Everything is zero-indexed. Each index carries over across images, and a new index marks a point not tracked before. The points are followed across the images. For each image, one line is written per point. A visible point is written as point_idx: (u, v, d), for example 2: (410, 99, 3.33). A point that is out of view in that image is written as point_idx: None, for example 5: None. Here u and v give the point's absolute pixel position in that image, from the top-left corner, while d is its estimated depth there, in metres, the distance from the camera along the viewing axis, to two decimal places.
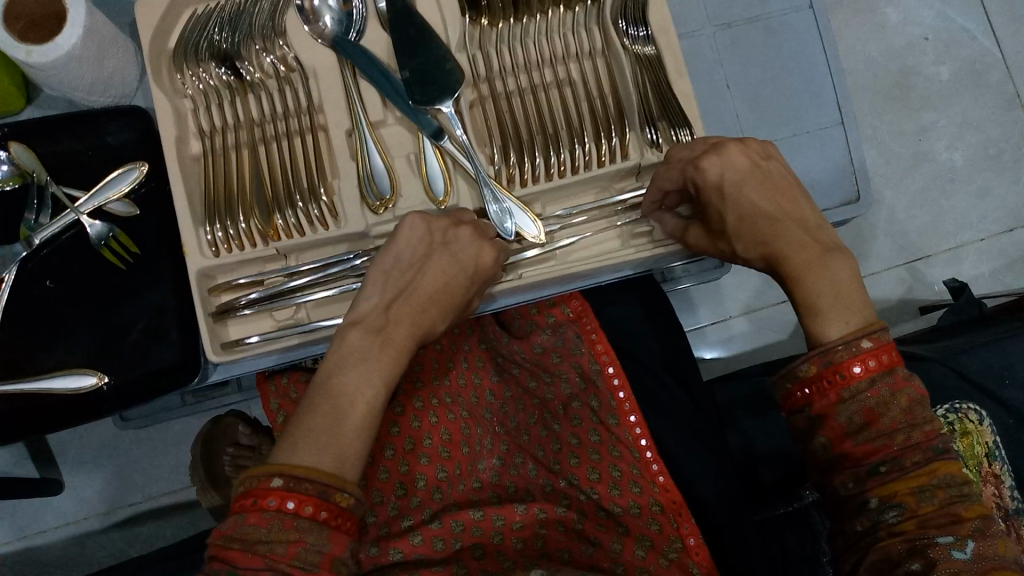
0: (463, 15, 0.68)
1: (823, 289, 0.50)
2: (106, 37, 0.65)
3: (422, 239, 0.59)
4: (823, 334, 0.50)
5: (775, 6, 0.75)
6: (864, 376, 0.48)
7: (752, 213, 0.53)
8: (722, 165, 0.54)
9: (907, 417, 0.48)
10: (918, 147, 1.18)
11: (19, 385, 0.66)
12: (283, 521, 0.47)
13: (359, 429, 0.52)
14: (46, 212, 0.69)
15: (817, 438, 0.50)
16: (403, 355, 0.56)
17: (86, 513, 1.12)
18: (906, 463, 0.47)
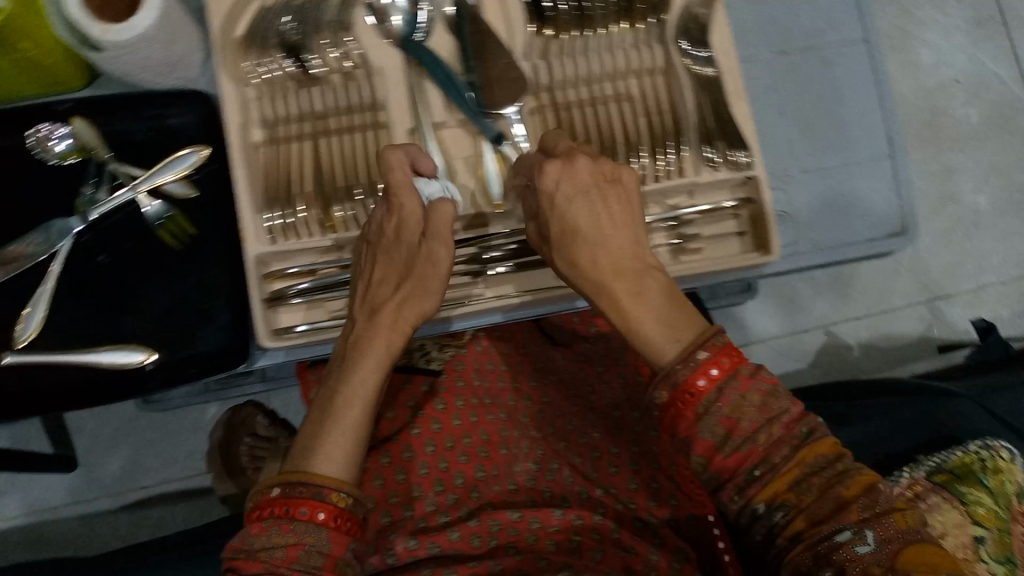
0: (529, 25, 0.69)
1: (643, 309, 0.53)
2: (179, 22, 0.65)
3: (368, 245, 0.63)
4: (662, 352, 0.52)
5: (832, 37, 0.76)
6: (710, 387, 0.49)
7: (570, 227, 0.55)
8: (559, 175, 0.56)
9: (765, 413, 0.49)
10: (944, 188, 1.19)
11: (67, 356, 0.68)
12: (281, 525, 0.52)
13: (351, 427, 0.57)
14: (104, 185, 0.70)
15: (692, 460, 0.50)
16: (385, 348, 0.60)
17: (95, 494, 1.12)
18: (776, 460, 0.48)
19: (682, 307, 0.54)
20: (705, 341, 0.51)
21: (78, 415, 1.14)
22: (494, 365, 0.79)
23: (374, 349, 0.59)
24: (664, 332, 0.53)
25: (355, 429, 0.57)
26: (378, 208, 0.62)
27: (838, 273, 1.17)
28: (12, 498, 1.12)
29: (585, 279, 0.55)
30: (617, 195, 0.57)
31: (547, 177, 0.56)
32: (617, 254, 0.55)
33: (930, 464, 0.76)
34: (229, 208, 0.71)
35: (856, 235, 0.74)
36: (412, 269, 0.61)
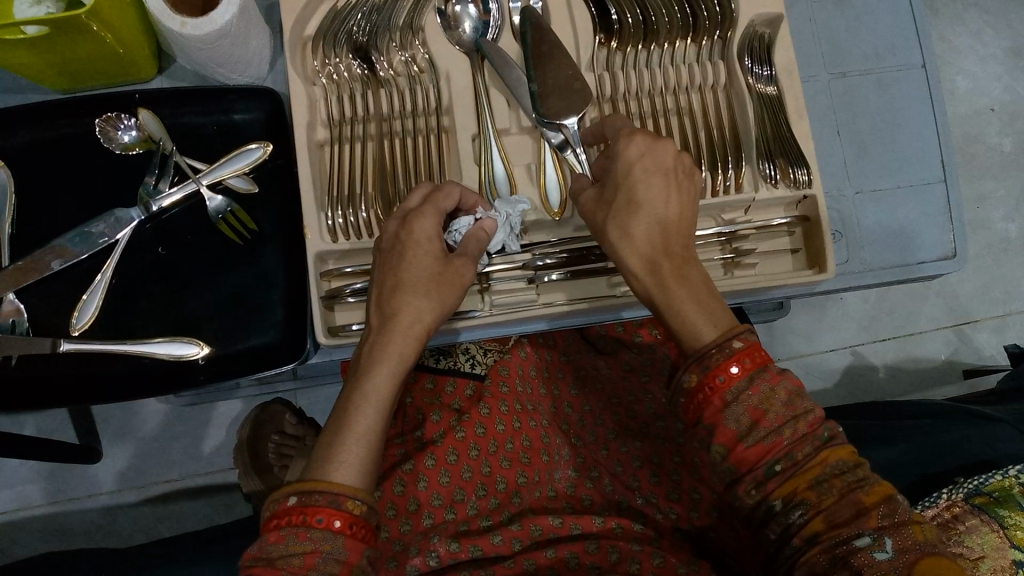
0: (595, 35, 0.71)
1: (681, 290, 0.50)
2: (252, 18, 0.66)
3: (393, 237, 0.59)
4: (701, 334, 0.49)
5: (890, 61, 0.78)
6: (741, 376, 0.46)
7: (638, 197, 0.54)
8: (644, 151, 0.55)
9: (790, 409, 0.46)
10: (975, 214, 1.19)
11: (123, 346, 0.68)
12: (297, 534, 0.47)
13: (365, 435, 0.51)
14: (166, 178, 0.70)
15: (711, 449, 0.47)
16: (403, 349, 0.55)
17: (117, 487, 1.10)
18: (798, 457, 0.45)
19: (720, 299, 0.51)
20: (745, 331, 0.48)
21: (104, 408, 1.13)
22: (537, 371, 0.77)
23: (390, 355, 0.54)
24: (704, 315, 0.49)
25: (370, 435, 0.51)
26: (390, 222, 0.60)
27: (868, 295, 1.17)
28: (36, 488, 1.10)
29: (635, 254, 0.53)
30: (686, 179, 0.56)
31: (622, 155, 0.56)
32: (668, 235, 0.53)
33: (969, 486, 0.73)
34: (288, 205, 0.72)
35: (908, 256, 0.75)
36: (431, 275, 0.57)
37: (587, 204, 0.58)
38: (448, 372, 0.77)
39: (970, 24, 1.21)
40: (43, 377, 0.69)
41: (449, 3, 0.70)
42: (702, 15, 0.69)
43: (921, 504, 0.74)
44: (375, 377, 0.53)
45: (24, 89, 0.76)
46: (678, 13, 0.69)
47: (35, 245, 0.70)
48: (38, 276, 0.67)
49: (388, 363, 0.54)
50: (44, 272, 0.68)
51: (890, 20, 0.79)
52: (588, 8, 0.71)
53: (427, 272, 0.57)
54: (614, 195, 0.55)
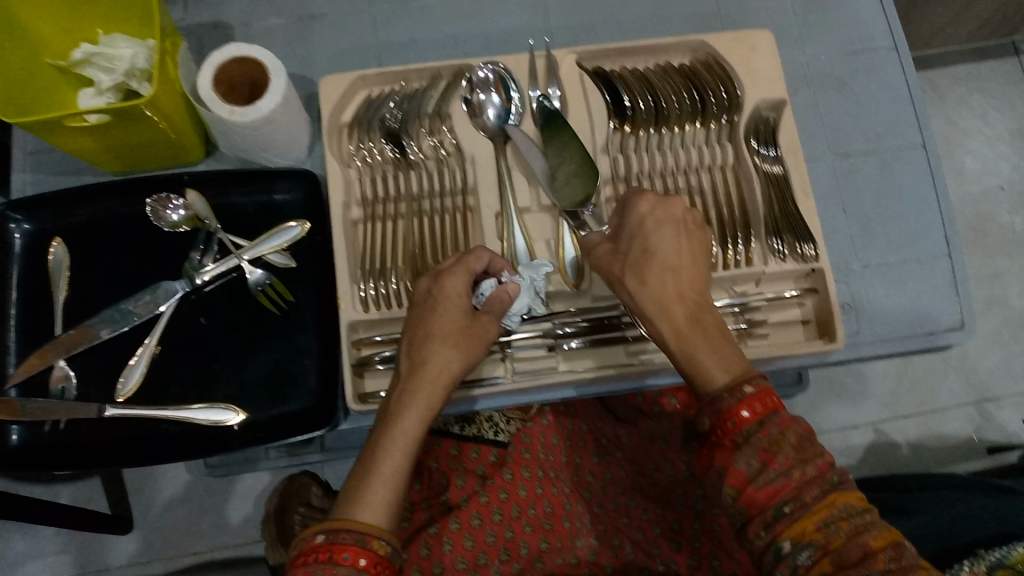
0: (610, 121, 0.76)
1: (695, 336, 0.53)
2: (292, 105, 0.72)
3: (426, 290, 0.63)
4: (714, 379, 0.51)
5: (892, 141, 0.83)
6: (752, 419, 0.49)
7: (653, 247, 0.58)
8: (656, 205, 0.60)
9: (800, 453, 0.48)
10: (992, 290, 1.20)
11: (166, 412, 0.71)
12: (323, 570, 0.48)
13: (391, 475, 0.53)
14: (211, 253, 0.76)
15: (723, 491, 0.49)
16: (432, 395, 0.58)
17: (146, 559, 1.10)
18: (807, 499, 0.46)
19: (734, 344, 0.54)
20: (756, 377, 0.50)
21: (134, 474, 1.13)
22: (559, 439, 0.80)
23: (421, 400, 0.57)
24: (717, 360, 0.52)
25: (396, 476, 0.53)
26: (422, 279, 0.64)
27: (887, 371, 1.17)
28: (66, 559, 1.10)
29: (651, 301, 0.56)
30: (695, 233, 0.60)
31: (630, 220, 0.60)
32: (683, 284, 0.57)
33: (992, 557, 0.70)
34: (323, 277, 0.76)
35: (917, 327, 0.77)
36: (459, 328, 0.61)
37: (599, 259, 0.61)
38: (473, 439, 0.81)
39: (976, 108, 1.26)
40: (88, 440, 0.73)
41: (474, 92, 0.77)
42: (711, 101, 0.75)
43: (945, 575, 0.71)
44: (408, 418, 0.56)
45: (82, 171, 0.83)
46: (687, 99, 0.75)
47: (86, 315, 0.75)
48: (91, 343, 0.73)
49: (418, 405, 0.57)
50: (95, 339, 0.72)
51: (889, 104, 0.84)
52: (602, 94, 0.76)
53: (455, 324, 0.61)
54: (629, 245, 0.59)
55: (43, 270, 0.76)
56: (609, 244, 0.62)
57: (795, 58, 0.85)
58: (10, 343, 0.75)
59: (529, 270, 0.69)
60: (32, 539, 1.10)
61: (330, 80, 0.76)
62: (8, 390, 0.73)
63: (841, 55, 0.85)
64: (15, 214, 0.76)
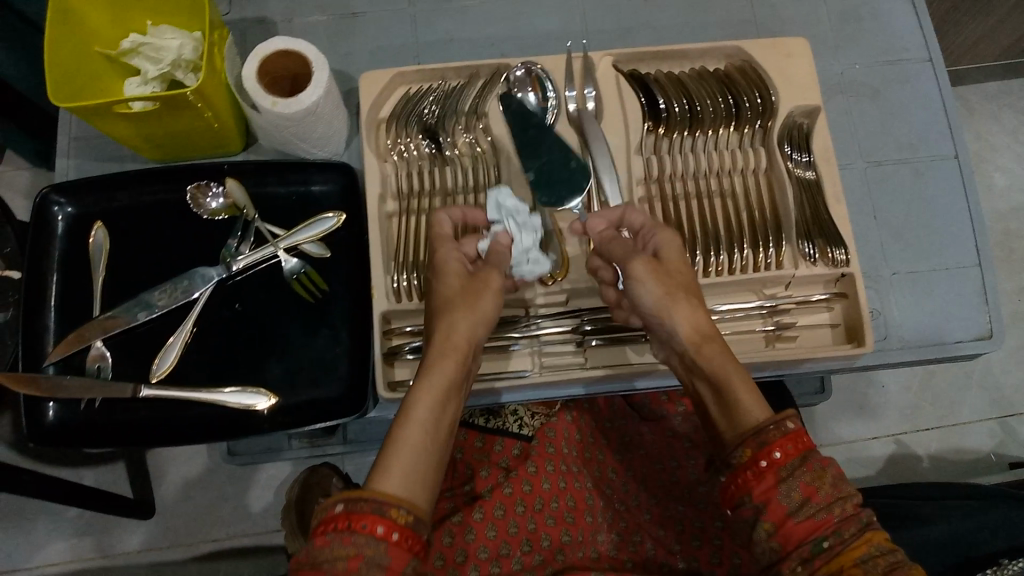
0: (645, 122, 0.76)
1: (731, 368, 0.54)
2: (332, 99, 0.73)
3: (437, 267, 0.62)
4: (755, 413, 0.52)
5: (923, 152, 0.83)
6: (794, 455, 0.49)
7: (678, 283, 0.59)
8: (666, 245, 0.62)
9: (838, 490, 0.49)
10: (1018, 306, 1.20)
11: (197, 394, 0.73)
12: (342, 539, 0.45)
13: (414, 441, 0.50)
14: (247, 240, 0.77)
15: (758, 526, 0.49)
16: (450, 356, 0.55)
17: (165, 544, 1.11)
18: (845, 535, 0.47)
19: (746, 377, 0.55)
20: (796, 415, 0.51)
21: (158, 457, 1.13)
22: (581, 436, 0.81)
23: (445, 364, 0.55)
24: (754, 398, 0.53)
25: (418, 442, 0.50)
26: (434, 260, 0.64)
27: (910, 383, 1.17)
28: (87, 541, 1.11)
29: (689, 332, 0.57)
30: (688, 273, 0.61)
31: (669, 252, 0.61)
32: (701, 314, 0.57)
33: (1014, 567, 0.71)
34: (357, 268, 0.78)
35: (945, 335, 0.78)
36: (465, 289, 0.60)
37: (642, 273, 0.59)
38: (496, 432, 0.83)
39: (1006, 124, 1.26)
40: (122, 419, 0.74)
41: (511, 91, 0.78)
42: (745, 106, 0.75)
43: None
44: (431, 385, 0.53)
45: (124, 158, 0.85)
46: (722, 104, 0.76)
47: (123, 298, 0.76)
48: (125, 327, 0.74)
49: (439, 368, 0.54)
50: (130, 323, 0.74)
51: (922, 115, 0.84)
52: (637, 97, 0.77)
53: (463, 287, 0.60)
54: (657, 271, 0.59)
55: (83, 252, 0.78)
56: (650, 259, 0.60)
57: (830, 66, 0.86)
58: (49, 322, 0.76)
59: (496, 216, 0.68)
60: (55, 520, 1.11)
61: (370, 76, 0.77)
62: (46, 367, 0.75)
63: (875, 65, 0.86)
64: (57, 197, 0.78)
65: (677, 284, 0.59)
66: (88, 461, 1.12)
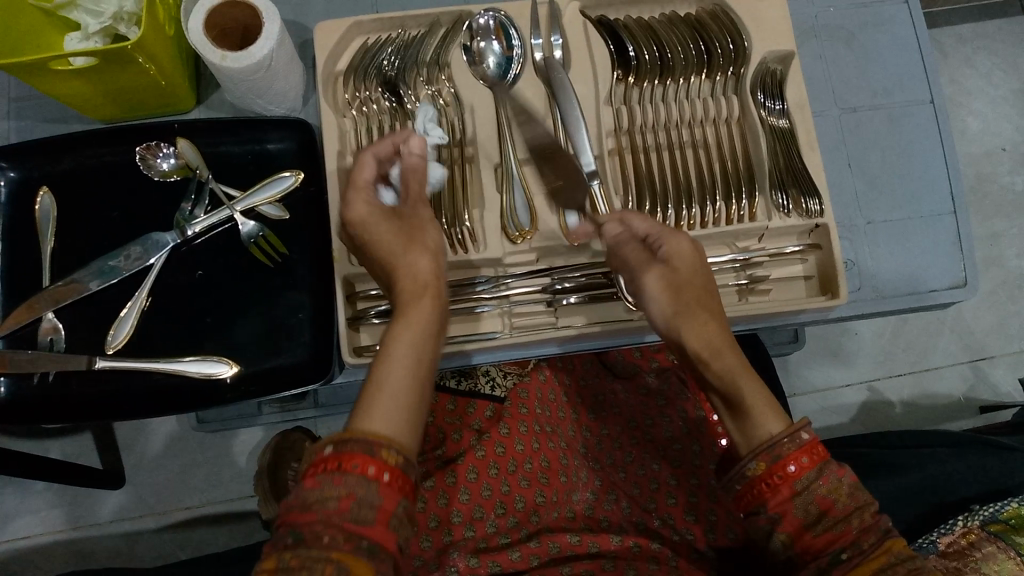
0: (613, 71, 0.74)
1: (743, 376, 0.52)
2: (287, 53, 0.70)
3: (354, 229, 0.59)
4: (765, 424, 0.50)
5: (898, 97, 0.81)
6: (811, 468, 0.49)
7: (687, 286, 0.57)
8: (677, 251, 0.58)
9: (855, 501, 0.48)
10: (989, 251, 1.19)
11: (157, 364, 0.70)
12: (333, 478, 0.44)
13: (396, 379, 0.48)
14: (201, 204, 0.74)
15: (774, 537, 0.49)
16: (418, 300, 0.53)
17: (136, 513, 1.08)
18: (864, 546, 0.46)
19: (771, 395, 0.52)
20: (809, 423, 0.50)
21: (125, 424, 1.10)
22: (556, 396, 0.79)
23: (411, 308, 0.52)
24: (767, 409, 0.51)
25: (399, 379, 0.49)
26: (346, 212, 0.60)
27: (883, 330, 1.17)
28: (56, 514, 1.08)
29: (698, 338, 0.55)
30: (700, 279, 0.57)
31: (677, 262, 0.58)
32: (708, 309, 0.56)
33: (985, 512, 0.70)
34: (319, 229, 0.75)
35: (921, 284, 0.77)
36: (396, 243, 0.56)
37: (651, 289, 0.58)
38: (468, 394, 0.81)
39: (980, 67, 1.24)
40: (81, 391, 0.72)
41: (474, 40, 0.74)
42: (717, 52, 0.73)
43: (935, 532, 0.72)
44: (401, 331, 0.51)
45: (69, 119, 0.80)
46: (693, 50, 0.73)
47: (74, 266, 0.73)
48: (79, 296, 0.71)
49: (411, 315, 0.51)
50: (85, 292, 0.71)
51: (898, 58, 0.82)
52: (606, 44, 0.74)
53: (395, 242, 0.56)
54: (666, 281, 0.57)
55: (29, 219, 0.74)
56: (661, 272, 0.58)
57: (804, 9, 0.83)
58: None
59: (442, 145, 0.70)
60: (22, 493, 1.08)
61: (326, 26, 0.73)
62: None
63: (850, 8, 0.83)
64: None
65: (691, 300, 0.56)
66: (52, 433, 1.09)
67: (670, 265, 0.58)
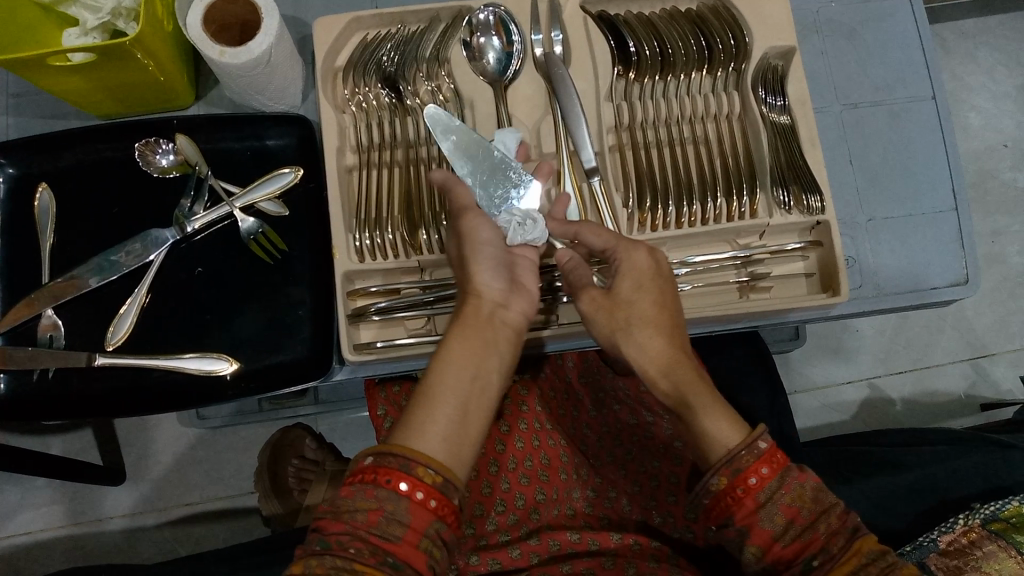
0: (614, 68, 0.74)
1: (695, 389, 0.52)
2: (286, 49, 0.69)
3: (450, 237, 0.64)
4: (724, 438, 0.50)
5: (901, 93, 0.81)
6: (772, 476, 0.49)
7: (631, 305, 0.56)
8: (627, 269, 0.58)
9: (820, 504, 0.49)
10: (990, 248, 1.19)
11: (156, 361, 0.70)
12: (365, 491, 0.46)
13: (448, 399, 0.50)
14: (201, 200, 0.74)
15: (745, 549, 0.49)
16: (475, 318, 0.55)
17: (137, 510, 1.08)
18: (835, 550, 0.46)
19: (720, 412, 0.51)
20: (766, 431, 0.50)
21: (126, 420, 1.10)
22: (555, 394, 0.80)
23: (469, 326, 0.55)
24: (723, 421, 0.51)
25: (452, 402, 0.50)
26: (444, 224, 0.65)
27: (885, 327, 1.17)
28: (57, 510, 1.08)
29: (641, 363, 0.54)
30: (656, 294, 0.56)
31: (625, 277, 0.57)
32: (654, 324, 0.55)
33: (986, 510, 0.69)
34: (318, 226, 0.75)
35: (922, 281, 0.77)
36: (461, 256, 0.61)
37: (586, 307, 0.58)
38: None
39: (982, 63, 1.23)
40: (79, 387, 0.71)
41: (474, 35, 0.74)
42: (718, 48, 0.73)
43: (936, 529, 0.71)
44: (456, 347, 0.53)
45: (69, 115, 0.80)
46: (694, 47, 0.73)
47: (73, 262, 0.73)
48: (79, 292, 0.71)
49: (467, 332, 0.54)
50: (84, 288, 0.71)
51: (900, 55, 0.82)
52: (606, 40, 0.74)
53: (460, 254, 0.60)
54: (607, 299, 0.57)
55: (28, 215, 0.74)
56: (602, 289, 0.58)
57: (806, 6, 0.83)
58: None
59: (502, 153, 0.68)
60: (24, 490, 1.08)
61: (325, 21, 0.73)
62: None
63: (852, 3, 0.83)
64: None
65: (627, 318, 0.55)
66: (52, 429, 1.09)
67: (615, 282, 0.57)
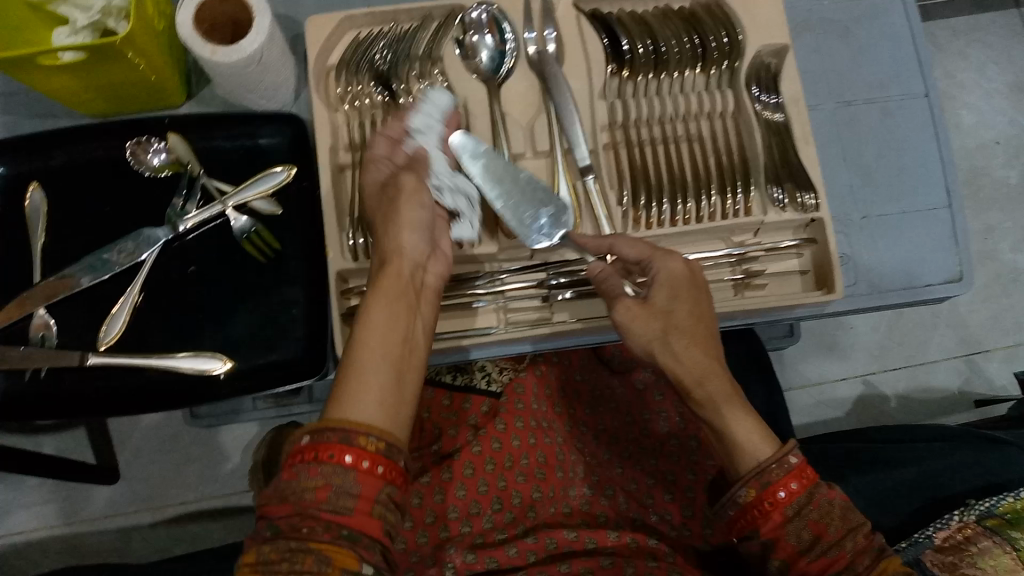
0: (608, 65, 0.73)
1: (727, 399, 0.53)
2: (278, 47, 0.69)
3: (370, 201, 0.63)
4: (753, 451, 0.52)
5: (894, 91, 0.81)
6: (799, 493, 0.50)
7: (672, 314, 0.56)
8: (665, 276, 0.57)
9: (847, 522, 0.50)
10: (984, 245, 1.19)
11: (149, 360, 0.70)
12: (308, 469, 0.46)
13: (377, 363, 0.51)
14: (193, 199, 0.73)
15: (769, 561, 0.51)
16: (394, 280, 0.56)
17: (130, 510, 1.08)
18: (859, 568, 0.49)
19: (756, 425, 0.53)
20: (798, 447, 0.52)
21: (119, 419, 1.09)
22: (552, 391, 0.80)
23: (389, 288, 0.56)
24: (756, 436, 0.52)
25: (382, 366, 0.51)
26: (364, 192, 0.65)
27: (878, 323, 1.17)
28: (49, 510, 1.08)
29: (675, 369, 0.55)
30: (694, 302, 0.57)
31: (660, 286, 0.57)
32: (690, 331, 0.56)
33: (982, 507, 0.69)
34: (311, 224, 0.74)
35: (915, 278, 0.77)
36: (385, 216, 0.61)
37: (623, 318, 0.57)
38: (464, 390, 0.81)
39: (974, 59, 1.23)
40: (71, 387, 0.71)
41: (467, 33, 0.74)
42: (711, 46, 0.72)
43: (931, 526, 0.71)
44: (378, 309, 0.54)
45: (59, 114, 0.80)
46: (687, 44, 0.72)
47: (64, 262, 0.73)
48: (71, 291, 0.70)
49: (386, 295, 0.55)
50: (76, 288, 0.70)
51: (894, 52, 0.82)
52: (600, 38, 0.74)
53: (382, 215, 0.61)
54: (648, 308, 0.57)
55: (18, 214, 0.74)
56: (638, 299, 0.57)
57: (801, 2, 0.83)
58: None
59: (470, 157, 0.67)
60: (16, 490, 1.08)
61: (318, 19, 0.73)
62: None
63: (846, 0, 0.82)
64: None
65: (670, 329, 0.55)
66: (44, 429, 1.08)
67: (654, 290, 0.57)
